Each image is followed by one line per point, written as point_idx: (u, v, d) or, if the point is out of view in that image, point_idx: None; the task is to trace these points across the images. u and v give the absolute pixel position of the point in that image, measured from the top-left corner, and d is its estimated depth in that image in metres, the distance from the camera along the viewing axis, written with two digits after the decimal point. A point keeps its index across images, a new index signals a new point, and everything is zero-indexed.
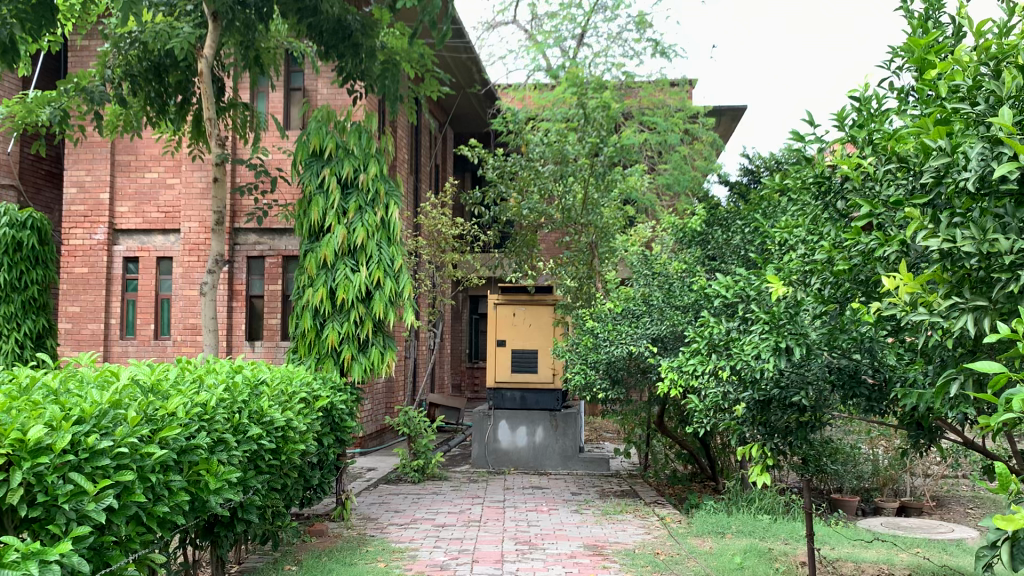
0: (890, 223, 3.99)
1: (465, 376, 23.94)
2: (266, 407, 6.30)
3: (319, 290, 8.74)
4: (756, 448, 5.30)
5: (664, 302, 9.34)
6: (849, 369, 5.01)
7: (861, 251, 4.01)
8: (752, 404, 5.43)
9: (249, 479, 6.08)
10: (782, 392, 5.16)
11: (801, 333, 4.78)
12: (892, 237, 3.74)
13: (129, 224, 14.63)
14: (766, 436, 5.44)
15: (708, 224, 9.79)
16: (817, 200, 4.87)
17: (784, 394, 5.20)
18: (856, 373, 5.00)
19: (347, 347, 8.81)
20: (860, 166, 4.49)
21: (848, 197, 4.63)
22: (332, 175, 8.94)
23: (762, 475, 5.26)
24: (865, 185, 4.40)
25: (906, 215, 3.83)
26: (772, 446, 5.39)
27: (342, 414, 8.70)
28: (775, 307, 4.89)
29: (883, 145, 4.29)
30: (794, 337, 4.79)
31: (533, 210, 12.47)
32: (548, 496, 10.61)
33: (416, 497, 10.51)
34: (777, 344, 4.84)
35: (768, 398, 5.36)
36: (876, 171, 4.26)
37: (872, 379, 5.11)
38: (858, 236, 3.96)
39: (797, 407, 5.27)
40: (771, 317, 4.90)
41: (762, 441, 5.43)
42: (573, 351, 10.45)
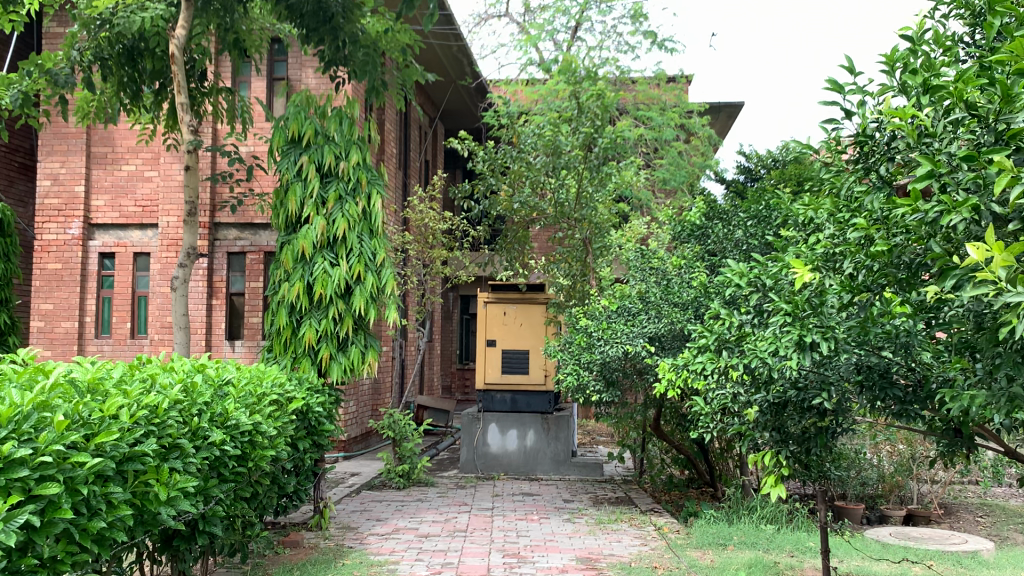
0: (957, 185, 3.37)
1: (456, 378, 23.44)
2: (230, 410, 5.79)
3: (296, 284, 8.19)
4: (769, 457, 4.84)
5: (662, 299, 8.78)
6: (880, 368, 4.53)
7: (916, 221, 3.42)
8: (765, 407, 5.17)
9: (211, 488, 5.56)
10: (800, 394, 4.90)
11: (828, 327, 4.30)
12: (962, 201, 3.16)
13: (105, 218, 14.06)
14: (779, 443, 5.16)
15: (708, 217, 9.28)
16: (858, 165, 4.31)
17: (803, 397, 4.94)
18: (888, 373, 4.52)
19: (325, 345, 8.26)
20: (914, 120, 3.93)
21: (896, 160, 4.08)
22: (310, 163, 8.40)
23: (777, 488, 4.78)
24: (920, 142, 3.83)
25: (974, 174, 3.26)
26: (786, 454, 5.11)
27: (318, 417, 8.16)
28: (797, 296, 4.41)
29: (943, 95, 3.75)
30: (820, 331, 4.31)
31: (525, 204, 11.87)
32: (540, 503, 10.10)
33: (400, 504, 9.97)
34: (800, 338, 4.40)
35: (785, 399, 5.06)
36: (936, 127, 3.70)
37: (905, 379, 4.56)
38: (915, 203, 3.36)
39: (815, 411, 5.01)
40: (793, 306, 4.43)
41: (777, 449, 5.12)
42: (566, 352, 9.81)
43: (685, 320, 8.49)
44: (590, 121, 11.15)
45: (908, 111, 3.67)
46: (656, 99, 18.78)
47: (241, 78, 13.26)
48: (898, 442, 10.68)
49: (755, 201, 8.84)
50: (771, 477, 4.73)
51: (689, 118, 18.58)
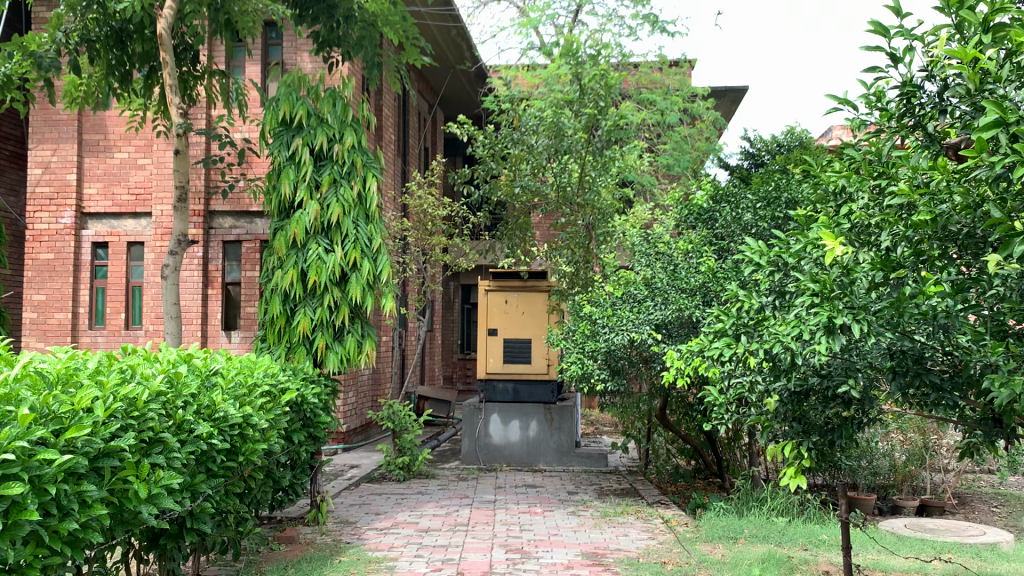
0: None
1: (457, 368, 23.16)
2: (218, 401, 5.53)
3: (289, 272, 7.89)
4: (790, 449, 4.77)
5: (669, 285, 8.47)
6: (913, 353, 4.30)
7: (984, 175, 3.26)
8: (785, 397, 4.94)
9: (197, 484, 5.30)
10: (825, 382, 4.66)
11: (860, 308, 4.06)
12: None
13: (97, 207, 13.77)
14: (801, 435, 4.89)
15: (715, 200, 8.99)
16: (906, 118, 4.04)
17: (827, 384, 4.71)
18: (924, 358, 4.26)
19: (321, 334, 7.98)
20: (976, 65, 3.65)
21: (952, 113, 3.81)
22: (304, 146, 8.10)
23: (798, 480, 4.77)
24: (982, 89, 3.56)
25: None
26: (809, 447, 4.84)
27: (314, 409, 7.88)
28: (826, 275, 4.17)
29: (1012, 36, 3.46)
30: (851, 313, 4.04)
31: (526, 188, 11.61)
32: (543, 495, 9.83)
33: (399, 498, 9.71)
34: (830, 321, 4.11)
35: (809, 387, 4.79)
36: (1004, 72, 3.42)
37: (939, 363, 4.30)
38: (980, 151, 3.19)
39: (842, 401, 4.76)
40: (823, 286, 4.15)
41: (798, 441, 4.86)
42: (569, 340, 9.52)
43: (693, 306, 8.17)
44: (592, 102, 10.86)
45: (973, 53, 3.43)
46: (658, 83, 18.46)
47: (236, 63, 12.97)
48: (910, 430, 10.40)
49: (764, 182, 8.56)
50: (792, 470, 4.69)
51: (693, 102, 18.26)
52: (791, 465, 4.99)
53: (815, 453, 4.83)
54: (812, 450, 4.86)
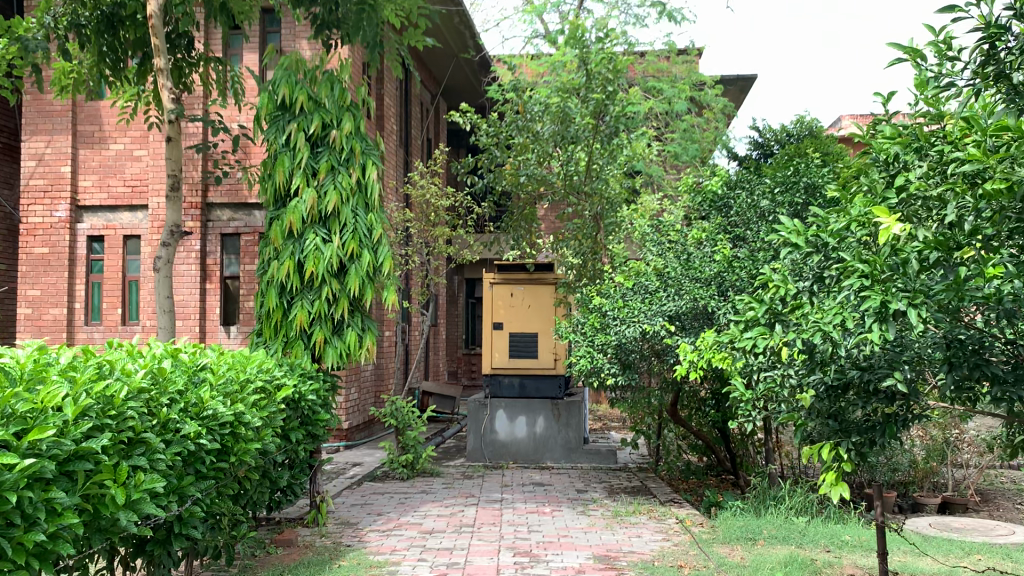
0: None
1: (462, 364, 22.85)
2: (206, 398, 5.21)
3: (285, 263, 7.56)
4: (828, 453, 4.35)
5: (682, 275, 8.10)
6: (974, 342, 3.89)
7: None
8: (821, 392, 4.63)
9: (185, 486, 4.98)
10: (866, 375, 4.32)
11: (920, 291, 3.45)
12: None
13: (93, 200, 13.46)
14: (839, 433, 4.59)
15: (729, 187, 8.67)
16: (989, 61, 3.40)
17: (868, 378, 4.36)
18: (982, 348, 3.88)
19: (319, 328, 7.63)
20: None
21: None
22: (300, 131, 7.74)
23: (839, 487, 4.32)
24: None
25: None
26: (849, 448, 4.45)
27: (312, 406, 7.53)
28: (876, 254, 3.55)
29: None
30: (909, 298, 3.42)
31: (532, 177, 11.21)
32: (551, 494, 9.49)
33: (403, 497, 9.38)
34: (882, 307, 3.50)
35: (847, 379, 4.51)
36: None
37: (998, 355, 3.93)
38: None
39: (886, 395, 4.38)
40: (870, 266, 3.63)
41: (837, 442, 4.52)
42: (577, 333, 9.14)
43: (708, 296, 7.80)
44: (599, 87, 10.50)
45: None
46: (666, 72, 18.09)
47: (233, 51, 12.62)
48: (931, 426, 10.04)
49: (782, 167, 8.20)
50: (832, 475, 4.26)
51: (701, 91, 17.88)
52: (826, 467, 4.63)
53: (854, 455, 4.47)
54: (850, 450, 4.51)
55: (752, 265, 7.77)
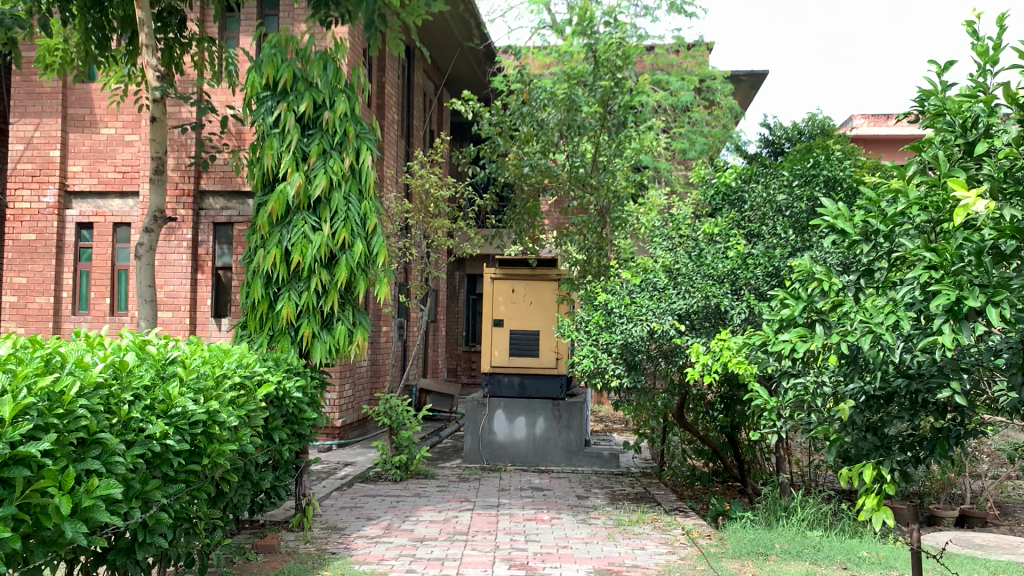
0: None
1: (462, 360, 22.44)
2: (175, 395, 4.78)
3: (272, 251, 7.12)
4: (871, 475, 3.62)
5: (694, 272, 7.63)
6: None
7: None
8: (862, 404, 4.00)
9: (150, 492, 4.55)
10: (916, 386, 3.74)
11: (1001, 286, 3.00)
12: None
13: (83, 185, 13.03)
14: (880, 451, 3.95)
15: (743, 179, 8.20)
16: None
17: (919, 391, 3.81)
18: None
19: (307, 322, 7.20)
20: None
21: None
22: (289, 112, 7.31)
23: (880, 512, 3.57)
24: None
25: None
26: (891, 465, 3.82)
27: (298, 404, 7.07)
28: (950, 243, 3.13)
29: None
30: (990, 292, 2.96)
31: (535, 168, 10.67)
32: (550, 500, 9.04)
33: (395, 500, 8.94)
34: (956, 303, 3.03)
35: (892, 390, 3.89)
36: None
37: None
38: None
39: (939, 410, 3.87)
40: (940, 256, 3.15)
41: (879, 462, 3.88)
42: (580, 332, 8.64)
43: (720, 294, 7.30)
44: (608, 74, 10.05)
45: None
46: (675, 66, 17.65)
47: (229, 34, 12.17)
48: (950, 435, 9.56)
49: (801, 160, 7.75)
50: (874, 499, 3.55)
51: (711, 85, 17.41)
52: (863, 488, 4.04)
53: (899, 475, 3.88)
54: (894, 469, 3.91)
55: (767, 262, 7.31)
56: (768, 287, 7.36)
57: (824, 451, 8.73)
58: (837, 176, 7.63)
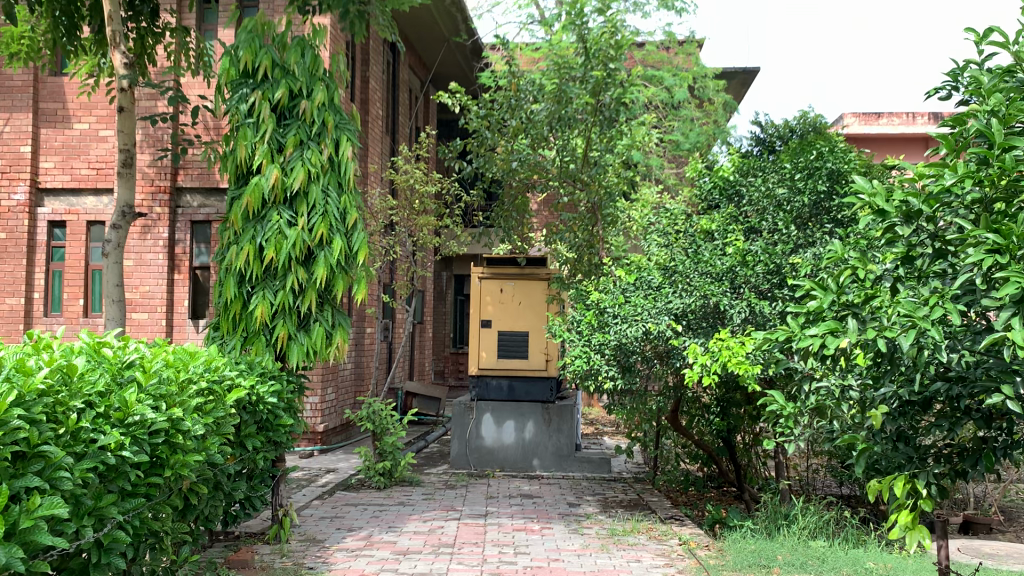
0: None
1: (450, 362, 22.06)
2: (132, 402, 4.38)
3: (245, 248, 6.73)
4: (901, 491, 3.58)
5: (692, 269, 7.25)
6: None
7: None
8: (893, 408, 3.92)
9: (104, 508, 4.16)
10: (957, 388, 3.63)
11: None
12: None
13: (55, 182, 12.56)
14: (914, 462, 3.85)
15: (742, 173, 7.85)
16: None
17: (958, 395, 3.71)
18: None
19: (283, 323, 6.82)
20: None
21: None
22: (264, 101, 6.92)
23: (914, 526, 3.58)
24: None
25: None
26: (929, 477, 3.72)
27: (272, 409, 6.68)
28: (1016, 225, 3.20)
29: None
30: None
31: (525, 162, 10.28)
32: (540, 508, 8.65)
33: (378, 509, 8.54)
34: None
35: (928, 395, 3.82)
36: None
37: None
38: None
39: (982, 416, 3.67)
40: (1004, 238, 3.22)
41: (913, 474, 3.77)
42: (572, 332, 8.26)
43: (720, 292, 6.93)
44: (599, 64, 9.69)
45: None
46: (666, 63, 17.35)
47: (207, 27, 11.73)
48: None
49: (804, 153, 7.41)
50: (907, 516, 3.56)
51: (702, 82, 17.13)
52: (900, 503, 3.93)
53: (934, 490, 3.72)
54: (930, 484, 3.75)
55: (769, 258, 6.94)
56: (769, 285, 7.01)
57: (823, 455, 8.40)
58: (841, 169, 7.29)
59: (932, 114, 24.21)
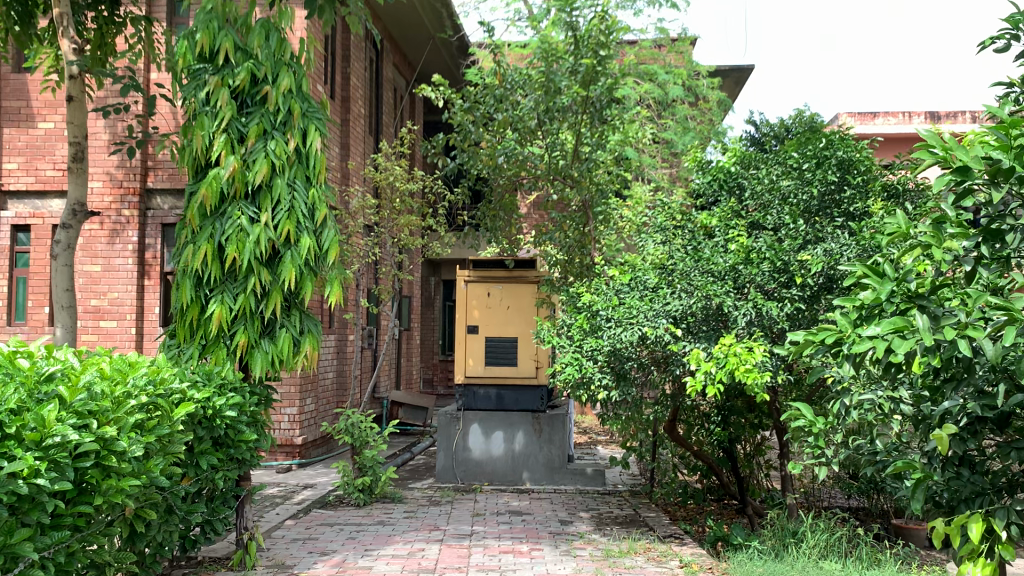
0: None
1: (438, 371, 21.45)
2: (51, 420, 3.78)
3: (201, 246, 6.15)
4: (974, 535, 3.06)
5: (692, 267, 6.68)
6: None
7: None
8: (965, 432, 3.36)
9: (17, 545, 3.57)
10: None
11: None
12: None
13: (18, 184, 11.93)
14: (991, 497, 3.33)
15: (742, 164, 7.31)
16: None
17: None
18: None
19: (243, 329, 6.24)
20: None
21: None
22: (224, 87, 6.34)
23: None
24: None
25: None
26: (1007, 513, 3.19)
27: (233, 424, 6.09)
28: None
29: None
30: None
31: (511, 158, 9.64)
32: (530, 527, 8.05)
33: (355, 530, 7.93)
34: None
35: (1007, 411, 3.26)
36: None
37: None
38: None
39: None
40: None
41: (993, 512, 3.25)
42: (563, 337, 7.67)
43: (722, 292, 6.35)
44: (589, 52, 9.11)
45: None
46: (658, 61, 16.85)
47: (178, 19, 11.15)
48: None
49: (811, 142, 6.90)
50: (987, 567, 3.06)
51: (696, 80, 16.64)
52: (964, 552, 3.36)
53: (1016, 530, 3.20)
54: (1010, 524, 3.22)
55: (775, 254, 6.35)
56: (776, 285, 6.43)
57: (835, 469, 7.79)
58: (851, 159, 6.77)
59: (928, 113, 23.84)
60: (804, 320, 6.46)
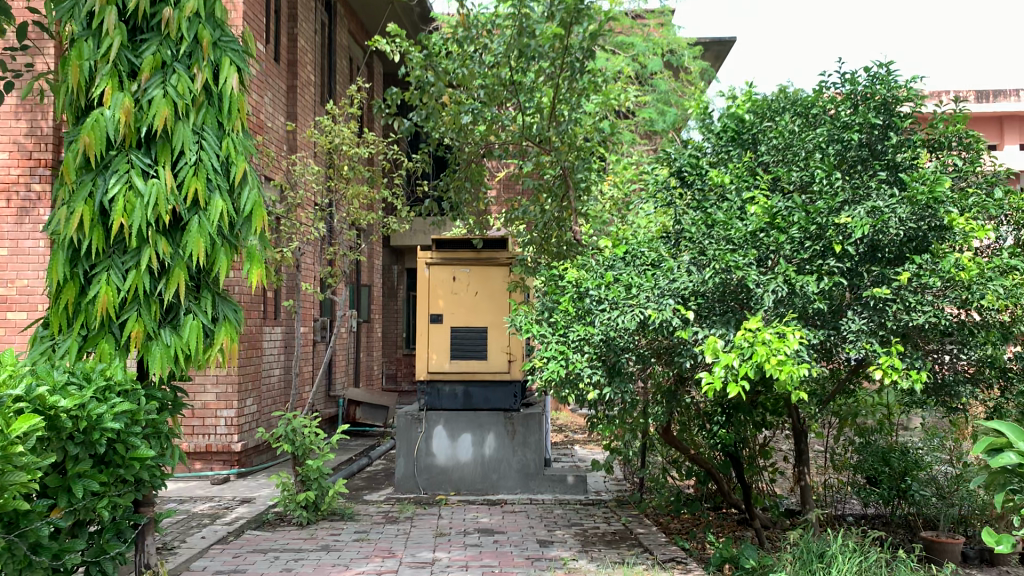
0: None
1: (403, 365, 20.19)
2: None
3: (80, 209, 4.80)
4: None
5: (707, 235, 5.44)
6: None
7: None
8: None
9: None
10: None
11: None
12: None
13: None
14: None
15: (759, 112, 6.08)
16: None
17: None
18: None
19: (135, 316, 4.92)
20: None
21: None
22: (109, 6, 4.93)
23: None
24: None
25: None
26: None
27: (123, 437, 4.74)
28: None
29: None
30: None
31: (481, 118, 8.32)
32: (504, 551, 6.76)
33: (292, 558, 6.58)
34: None
35: None
36: None
37: None
38: None
39: None
40: None
41: None
42: (543, 323, 6.38)
43: (745, 264, 5.09)
44: None
45: None
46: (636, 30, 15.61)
47: None
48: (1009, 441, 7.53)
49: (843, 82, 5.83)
50: None
51: (677, 50, 15.47)
52: None
53: None
54: None
55: (807, 218, 5.12)
56: (808, 256, 5.20)
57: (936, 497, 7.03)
58: (893, 98, 5.66)
59: None
60: (839, 297, 5.25)
